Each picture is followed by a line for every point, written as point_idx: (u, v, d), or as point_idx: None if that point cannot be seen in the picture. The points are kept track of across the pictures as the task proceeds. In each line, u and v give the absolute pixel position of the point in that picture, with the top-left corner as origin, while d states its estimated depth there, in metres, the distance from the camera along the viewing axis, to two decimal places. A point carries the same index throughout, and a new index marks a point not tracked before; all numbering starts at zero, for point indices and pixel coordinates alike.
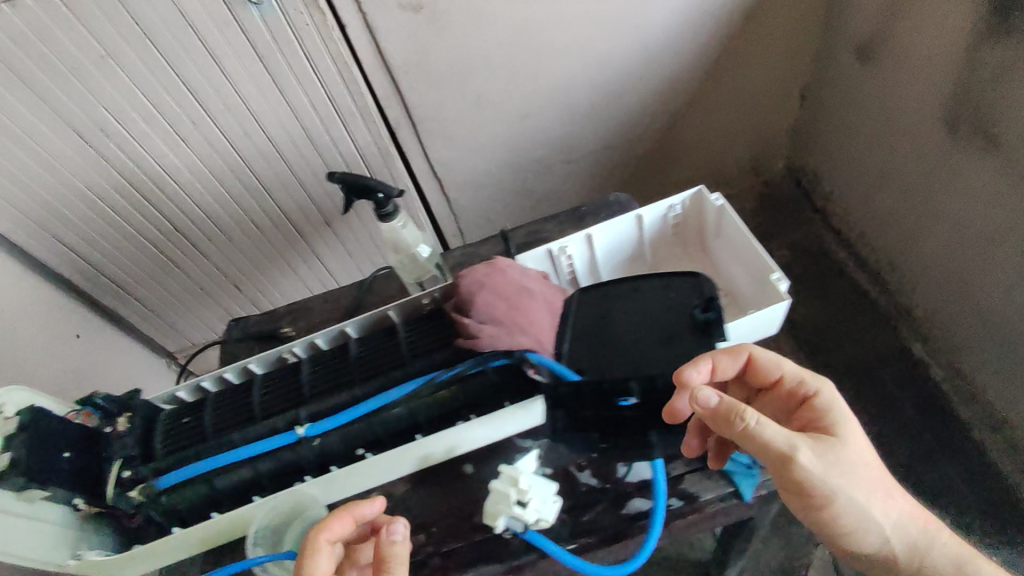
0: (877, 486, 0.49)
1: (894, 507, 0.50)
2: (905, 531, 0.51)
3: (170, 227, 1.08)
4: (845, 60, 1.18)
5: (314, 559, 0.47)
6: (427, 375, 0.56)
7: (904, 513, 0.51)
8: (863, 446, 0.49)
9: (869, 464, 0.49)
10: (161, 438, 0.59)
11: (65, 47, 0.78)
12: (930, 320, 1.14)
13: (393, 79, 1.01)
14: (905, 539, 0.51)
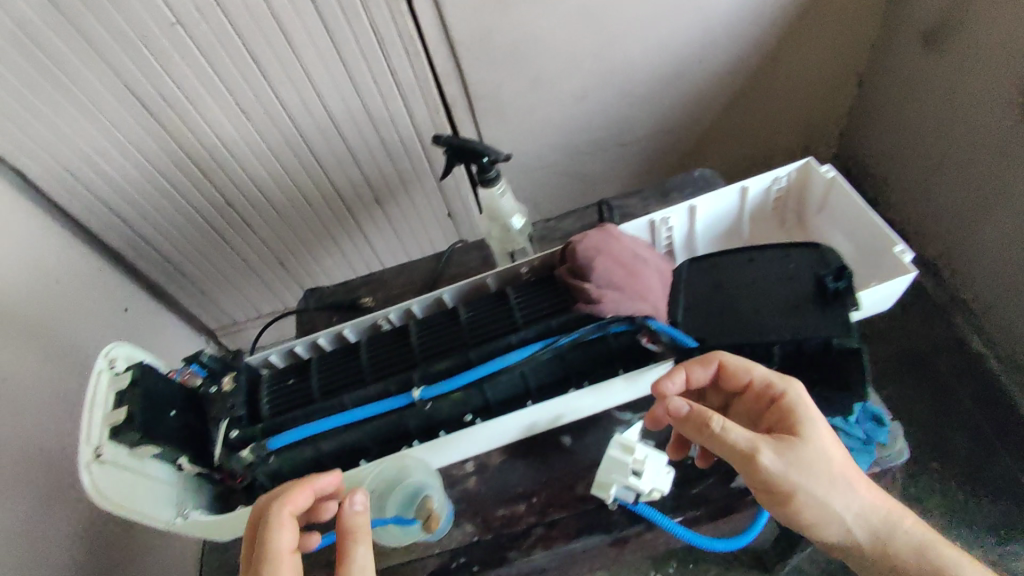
0: (840, 485, 0.47)
1: (863, 506, 0.47)
2: (883, 533, 0.48)
3: (222, 202, 1.06)
4: (908, 48, 1.10)
5: (268, 535, 0.47)
6: (544, 339, 0.55)
7: (879, 514, 0.48)
8: (832, 445, 0.47)
9: (836, 465, 0.47)
10: (267, 399, 0.58)
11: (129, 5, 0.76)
12: (991, 320, 1.08)
13: (455, 56, 0.97)
14: (886, 543, 0.48)
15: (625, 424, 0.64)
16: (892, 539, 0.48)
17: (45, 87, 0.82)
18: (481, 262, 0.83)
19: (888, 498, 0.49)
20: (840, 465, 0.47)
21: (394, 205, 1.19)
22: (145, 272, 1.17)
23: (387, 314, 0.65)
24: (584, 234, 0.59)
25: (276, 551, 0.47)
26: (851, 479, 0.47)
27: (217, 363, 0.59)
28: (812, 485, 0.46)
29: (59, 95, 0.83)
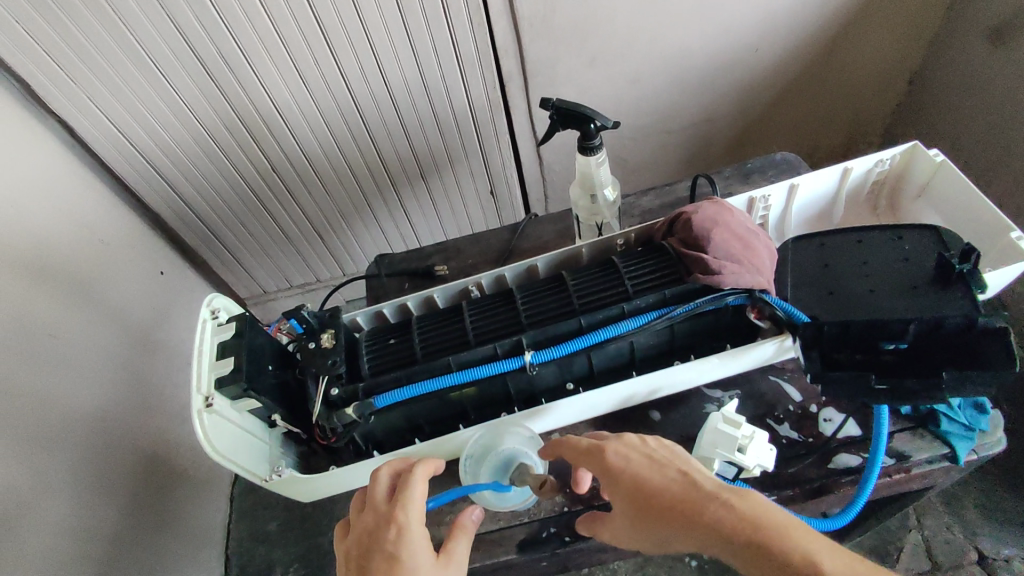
0: (651, 520, 0.47)
1: (667, 523, 0.45)
2: (698, 539, 0.44)
3: (267, 165, 1.03)
4: (970, 45, 1.07)
5: (413, 480, 0.49)
6: (657, 309, 0.54)
7: (674, 523, 0.45)
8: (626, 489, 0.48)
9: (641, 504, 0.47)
10: (369, 358, 0.57)
11: None
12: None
13: (517, 29, 0.92)
14: (709, 548, 0.43)
15: (716, 401, 0.63)
16: (707, 543, 0.43)
17: (105, 40, 0.78)
18: (556, 236, 0.81)
19: (691, 494, 0.45)
20: (645, 500, 0.47)
21: (438, 180, 1.16)
22: (187, 240, 1.15)
23: (478, 280, 0.64)
24: (695, 206, 0.59)
25: (414, 499, 0.49)
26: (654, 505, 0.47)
27: (315, 320, 0.57)
28: (644, 535, 0.48)
29: (118, 50, 0.80)
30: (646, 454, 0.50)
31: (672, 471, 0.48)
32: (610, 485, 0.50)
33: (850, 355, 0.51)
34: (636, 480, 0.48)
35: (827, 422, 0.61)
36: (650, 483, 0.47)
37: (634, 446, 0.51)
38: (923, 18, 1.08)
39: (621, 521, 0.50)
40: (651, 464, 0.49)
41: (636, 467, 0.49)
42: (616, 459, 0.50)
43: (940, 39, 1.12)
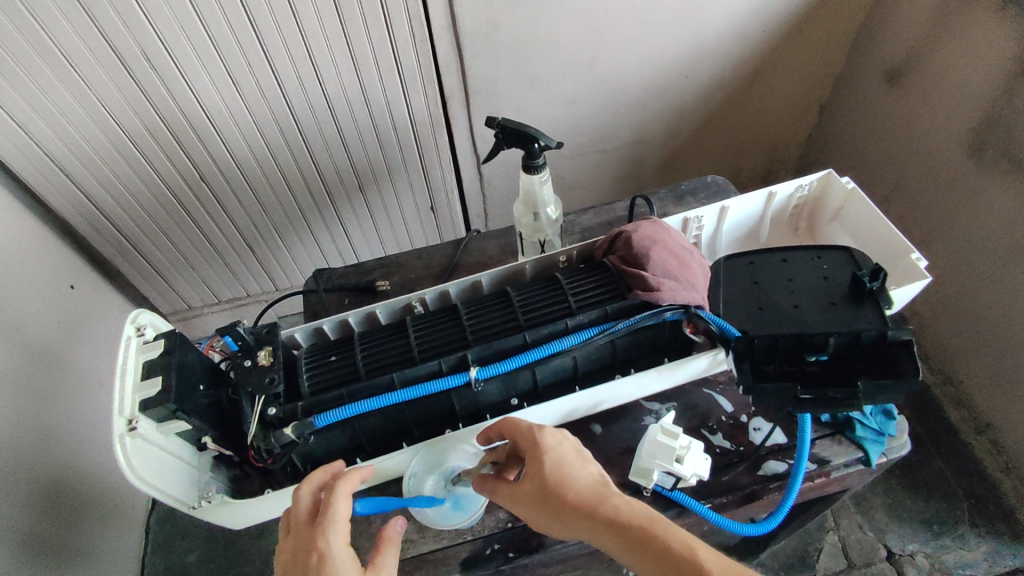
0: (556, 501, 0.48)
1: (573, 507, 0.47)
2: (593, 527, 0.46)
3: (193, 172, 0.98)
4: (869, 84, 1.18)
5: (335, 500, 0.47)
6: (599, 324, 0.56)
7: (580, 510, 0.46)
8: (549, 469, 0.49)
9: (556, 486, 0.48)
10: (307, 376, 0.55)
11: None
12: (924, 337, 1.16)
13: (459, 48, 0.94)
14: (597, 539, 0.46)
15: (654, 413, 0.65)
16: (601, 534, 0.45)
17: (10, 32, 0.73)
18: (499, 252, 0.82)
19: (601, 493, 0.48)
20: (557, 484, 0.48)
21: (377, 194, 1.14)
22: (102, 251, 1.07)
23: (422, 296, 0.64)
24: (634, 226, 0.61)
25: (338, 519, 0.47)
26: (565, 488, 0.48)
27: (252, 336, 0.55)
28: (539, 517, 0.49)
29: (25, 43, 0.74)
30: (576, 447, 0.51)
31: (593, 471, 0.50)
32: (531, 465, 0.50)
33: (778, 367, 0.55)
34: (558, 463, 0.49)
35: (757, 431, 0.64)
36: (571, 472, 0.49)
37: (567, 438, 0.52)
38: (829, 54, 1.19)
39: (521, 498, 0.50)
40: (579, 458, 0.50)
41: (564, 454, 0.50)
42: (551, 440, 0.50)
43: (844, 77, 1.23)
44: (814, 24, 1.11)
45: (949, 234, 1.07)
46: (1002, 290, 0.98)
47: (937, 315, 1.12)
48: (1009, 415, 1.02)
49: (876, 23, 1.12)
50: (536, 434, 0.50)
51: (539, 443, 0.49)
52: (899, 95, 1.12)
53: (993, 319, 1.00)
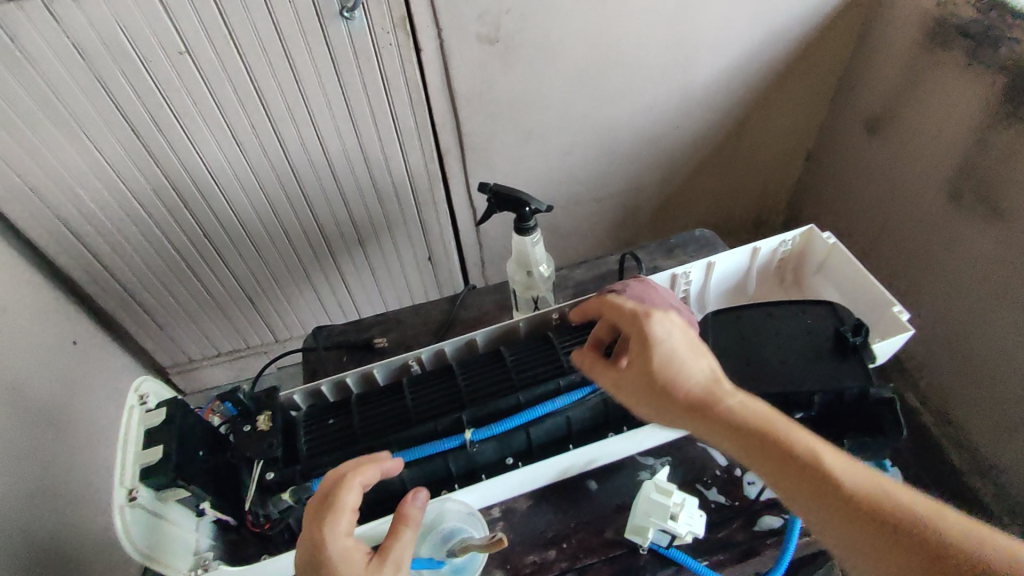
0: (667, 394, 0.50)
1: (686, 401, 0.50)
2: (707, 422, 0.49)
3: (198, 230, 1.02)
4: (850, 134, 1.23)
5: (341, 491, 0.47)
6: (591, 384, 0.57)
7: (693, 405, 0.49)
8: (664, 360, 0.51)
9: (670, 380, 0.50)
10: (305, 438, 0.56)
11: (143, 31, 0.74)
12: (921, 379, 1.17)
13: (455, 107, 0.98)
14: (710, 432, 0.49)
15: (648, 468, 0.66)
16: (713, 428, 0.49)
17: (30, 103, 0.77)
18: (494, 306, 0.84)
19: (717, 390, 0.49)
20: (667, 372, 0.50)
21: (376, 246, 1.17)
22: (105, 305, 1.10)
23: (418, 354, 0.65)
24: (623, 284, 0.63)
25: (342, 509, 0.47)
26: (679, 375, 0.50)
27: (252, 402, 0.56)
28: (649, 398, 0.51)
29: (43, 114, 0.79)
30: (686, 339, 0.52)
31: (703, 362, 0.52)
32: (641, 351, 0.52)
33: None
34: (669, 357, 0.51)
35: (751, 485, 0.64)
36: (686, 363, 0.50)
37: (676, 326, 0.53)
38: (810, 107, 1.24)
39: (628, 376, 0.53)
40: (690, 351, 0.52)
41: (673, 347, 0.51)
42: (659, 332, 0.52)
43: (825, 127, 1.28)
44: (793, 79, 1.17)
45: (936, 277, 1.10)
46: (992, 332, 0.99)
47: (931, 357, 1.13)
48: (1008, 458, 1.02)
49: (853, 77, 1.18)
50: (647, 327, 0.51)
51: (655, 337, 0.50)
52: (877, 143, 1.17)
53: (985, 359, 1.02)
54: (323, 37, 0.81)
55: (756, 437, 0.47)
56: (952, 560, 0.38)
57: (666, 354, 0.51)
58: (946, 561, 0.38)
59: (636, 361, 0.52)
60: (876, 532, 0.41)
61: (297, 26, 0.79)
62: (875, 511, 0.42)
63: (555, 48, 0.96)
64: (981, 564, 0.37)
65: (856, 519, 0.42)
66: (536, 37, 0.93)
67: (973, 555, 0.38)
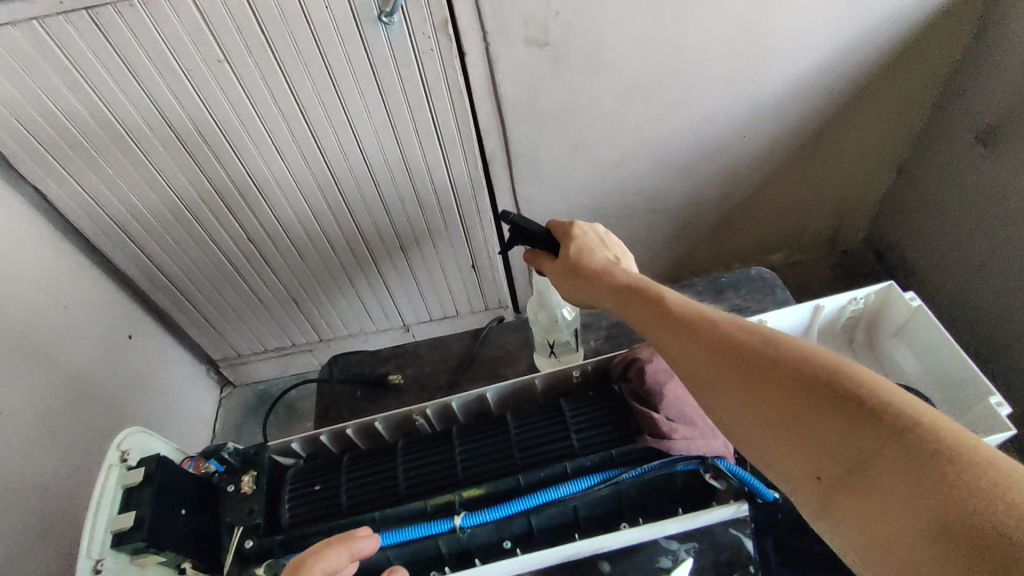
0: (581, 274, 0.62)
1: (594, 276, 0.61)
2: (608, 294, 0.59)
3: (243, 236, 1.01)
4: (958, 146, 1.06)
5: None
6: (603, 471, 0.51)
7: (597, 277, 0.60)
8: (577, 246, 0.64)
9: (580, 260, 0.63)
10: (289, 504, 0.53)
11: (183, 45, 0.72)
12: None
13: (500, 114, 0.91)
14: (613, 304, 0.59)
15: (671, 554, 0.57)
16: (614, 296, 0.58)
17: (81, 112, 0.77)
18: (519, 345, 0.79)
19: (617, 269, 0.61)
20: (588, 261, 0.62)
21: (418, 255, 1.13)
22: (160, 304, 1.12)
23: (424, 409, 0.61)
24: (652, 351, 0.57)
25: None
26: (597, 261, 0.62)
27: (238, 459, 0.55)
28: (578, 281, 0.62)
29: (93, 121, 0.79)
30: (599, 238, 0.66)
31: (612, 254, 0.64)
32: (567, 245, 0.65)
33: None
34: (582, 246, 0.64)
35: None
36: (595, 251, 0.63)
37: (590, 230, 0.67)
38: (911, 114, 1.07)
39: (559, 265, 0.64)
40: (600, 245, 0.65)
41: (587, 239, 0.65)
42: (579, 231, 0.66)
43: (927, 137, 1.11)
44: (895, 84, 1.01)
45: None
46: None
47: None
48: None
49: (969, 78, 1.01)
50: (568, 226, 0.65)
51: (572, 231, 0.64)
52: (996, 157, 1.00)
53: None
54: (362, 46, 0.76)
55: (643, 297, 0.56)
56: (822, 390, 0.42)
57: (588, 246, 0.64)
58: (815, 391, 0.42)
59: (564, 253, 0.64)
60: (780, 388, 0.44)
61: (335, 36, 0.74)
62: (817, 385, 0.43)
63: (613, 53, 0.86)
64: (880, 411, 0.40)
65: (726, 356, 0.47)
66: (591, 41, 0.84)
67: (920, 432, 0.38)
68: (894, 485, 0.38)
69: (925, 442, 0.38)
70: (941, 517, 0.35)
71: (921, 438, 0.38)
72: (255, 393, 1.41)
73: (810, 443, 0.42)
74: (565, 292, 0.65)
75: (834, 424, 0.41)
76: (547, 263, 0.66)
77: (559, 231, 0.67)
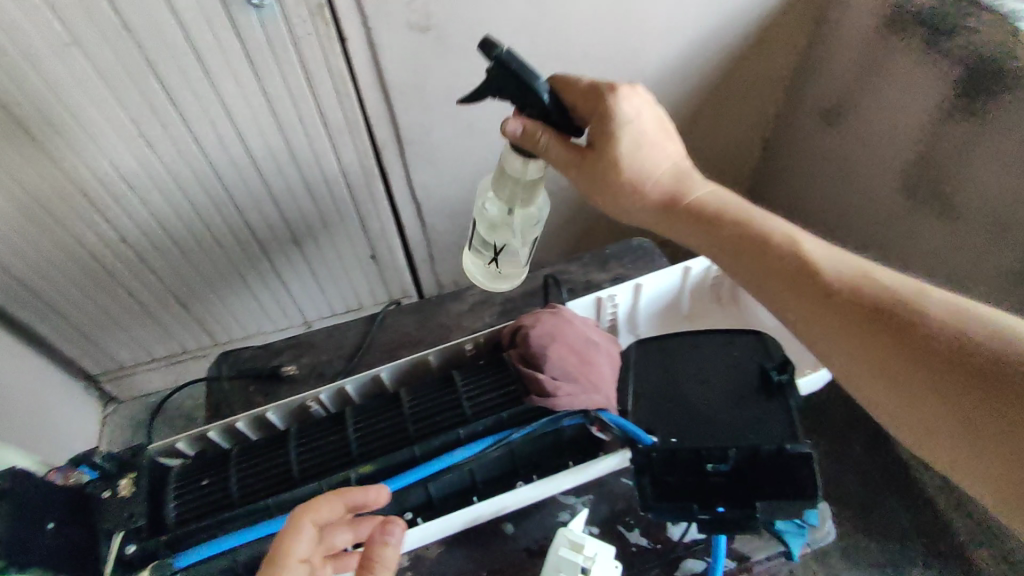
0: (631, 191, 0.62)
1: (656, 196, 0.62)
2: (676, 218, 0.62)
3: (114, 237, 0.91)
4: (809, 123, 1.18)
5: (294, 534, 0.46)
6: (493, 434, 0.56)
7: (660, 202, 0.62)
8: (624, 145, 0.59)
9: (630, 168, 0.61)
10: (174, 503, 0.55)
11: (21, 26, 0.65)
12: None
13: (388, 99, 0.90)
14: (682, 230, 0.62)
15: (569, 508, 0.63)
16: (685, 222, 0.61)
17: None
18: (416, 328, 0.82)
19: (680, 190, 0.62)
20: (631, 174, 0.61)
21: (315, 247, 1.09)
22: (24, 321, 1.00)
23: (317, 395, 0.64)
24: (536, 318, 0.63)
25: (296, 552, 0.46)
26: (655, 178, 0.62)
27: (114, 463, 0.55)
28: (613, 183, 0.61)
29: None
30: (654, 117, 0.61)
31: (666, 155, 0.63)
32: (599, 133, 0.59)
33: (679, 477, 0.56)
34: (633, 142, 0.60)
35: (675, 524, 0.62)
36: (647, 156, 0.61)
37: (635, 102, 0.59)
38: (769, 95, 1.17)
39: (589, 160, 0.60)
40: (657, 140, 0.62)
41: (636, 126, 0.60)
42: (623, 110, 0.58)
43: (785, 116, 1.22)
44: (753, 68, 1.10)
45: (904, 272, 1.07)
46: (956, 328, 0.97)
47: None
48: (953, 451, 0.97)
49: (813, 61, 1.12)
50: (607, 107, 0.57)
51: (615, 117, 0.57)
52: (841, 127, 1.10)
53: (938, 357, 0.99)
54: (232, 29, 0.72)
55: (723, 229, 0.59)
56: (904, 327, 0.47)
57: (637, 146, 0.60)
58: (898, 329, 0.48)
59: (596, 153, 0.59)
60: (866, 328, 0.49)
61: (199, 17, 0.70)
62: (924, 333, 0.46)
63: (494, 37, 0.88)
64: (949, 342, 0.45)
65: (812, 293, 0.53)
66: (472, 26, 0.85)
67: (982, 362, 0.43)
68: (956, 412, 0.44)
69: (986, 369, 0.43)
70: (995, 437, 0.42)
71: (984, 366, 0.43)
72: (146, 406, 1.31)
73: (865, 351, 0.49)
74: (593, 192, 0.63)
75: (907, 359, 0.47)
76: (559, 147, 0.57)
77: (586, 111, 0.59)
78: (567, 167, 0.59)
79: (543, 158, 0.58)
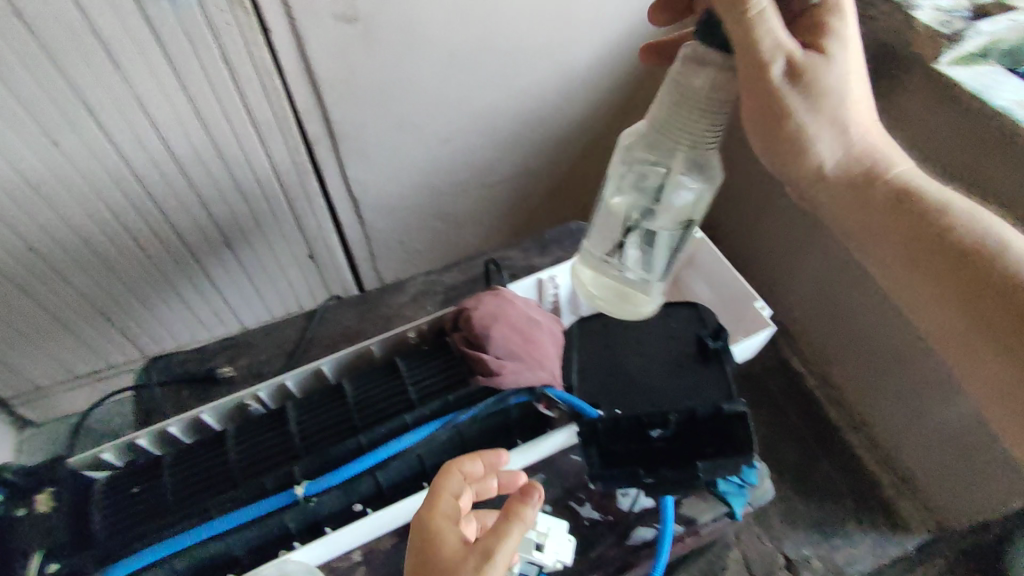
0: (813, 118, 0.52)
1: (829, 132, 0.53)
2: (841, 167, 0.55)
3: (23, 248, 0.82)
4: None
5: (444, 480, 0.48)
6: (441, 417, 0.56)
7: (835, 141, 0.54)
8: (837, 66, 0.51)
9: (832, 94, 0.51)
10: (99, 514, 0.53)
11: None
12: None
13: (318, 93, 0.87)
14: (846, 178, 0.55)
15: None
16: (852, 171, 0.55)
17: None
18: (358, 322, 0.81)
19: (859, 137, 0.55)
20: (828, 102, 0.51)
21: (249, 250, 1.03)
22: None
23: (256, 392, 0.62)
24: (477, 301, 0.63)
25: (446, 496, 0.46)
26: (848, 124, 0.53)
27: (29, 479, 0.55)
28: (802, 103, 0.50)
29: None
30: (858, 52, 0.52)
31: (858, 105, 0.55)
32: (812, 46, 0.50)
33: (625, 446, 0.58)
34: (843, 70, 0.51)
35: (624, 495, 0.65)
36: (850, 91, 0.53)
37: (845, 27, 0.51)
38: None
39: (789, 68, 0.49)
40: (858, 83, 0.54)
41: (848, 50, 0.51)
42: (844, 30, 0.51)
43: None
44: None
45: None
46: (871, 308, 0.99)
47: None
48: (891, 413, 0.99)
49: None
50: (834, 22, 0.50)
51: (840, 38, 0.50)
52: None
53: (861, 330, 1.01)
54: (144, 21, 0.67)
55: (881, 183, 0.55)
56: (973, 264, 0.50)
57: (847, 80, 0.52)
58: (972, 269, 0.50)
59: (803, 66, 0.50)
60: (945, 262, 0.52)
61: (105, 9, 0.65)
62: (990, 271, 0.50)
63: (424, 28, 0.87)
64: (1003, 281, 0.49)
65: (925, 237, 0.53)
66: (402, 16, 0.84)
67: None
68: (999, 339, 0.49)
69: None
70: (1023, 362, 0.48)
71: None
72: None
73: (945, 290, 0.52)
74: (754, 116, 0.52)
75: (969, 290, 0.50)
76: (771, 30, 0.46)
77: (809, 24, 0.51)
78: (771, 53, 0.47)
79: (742, 37, 0.46)
